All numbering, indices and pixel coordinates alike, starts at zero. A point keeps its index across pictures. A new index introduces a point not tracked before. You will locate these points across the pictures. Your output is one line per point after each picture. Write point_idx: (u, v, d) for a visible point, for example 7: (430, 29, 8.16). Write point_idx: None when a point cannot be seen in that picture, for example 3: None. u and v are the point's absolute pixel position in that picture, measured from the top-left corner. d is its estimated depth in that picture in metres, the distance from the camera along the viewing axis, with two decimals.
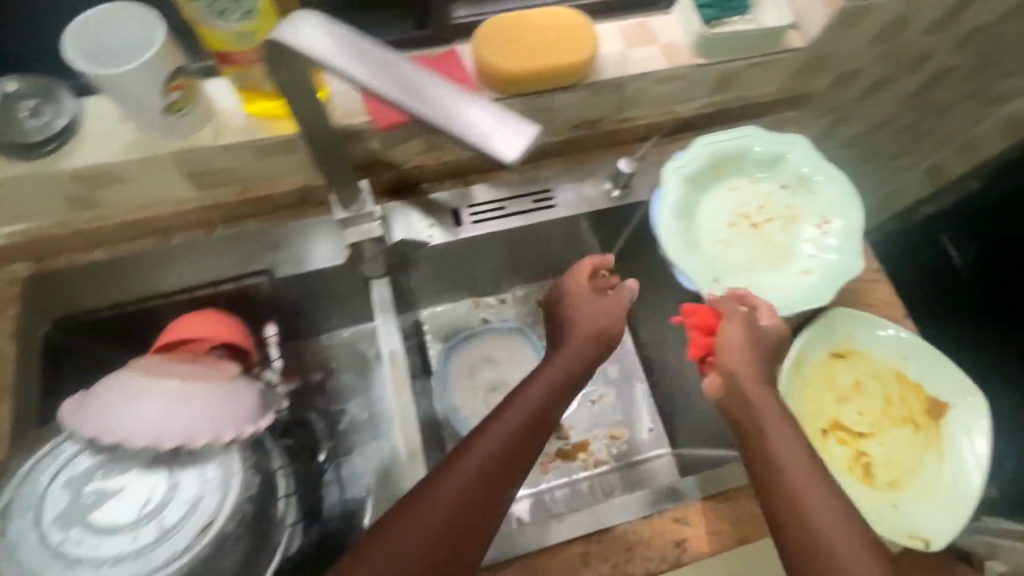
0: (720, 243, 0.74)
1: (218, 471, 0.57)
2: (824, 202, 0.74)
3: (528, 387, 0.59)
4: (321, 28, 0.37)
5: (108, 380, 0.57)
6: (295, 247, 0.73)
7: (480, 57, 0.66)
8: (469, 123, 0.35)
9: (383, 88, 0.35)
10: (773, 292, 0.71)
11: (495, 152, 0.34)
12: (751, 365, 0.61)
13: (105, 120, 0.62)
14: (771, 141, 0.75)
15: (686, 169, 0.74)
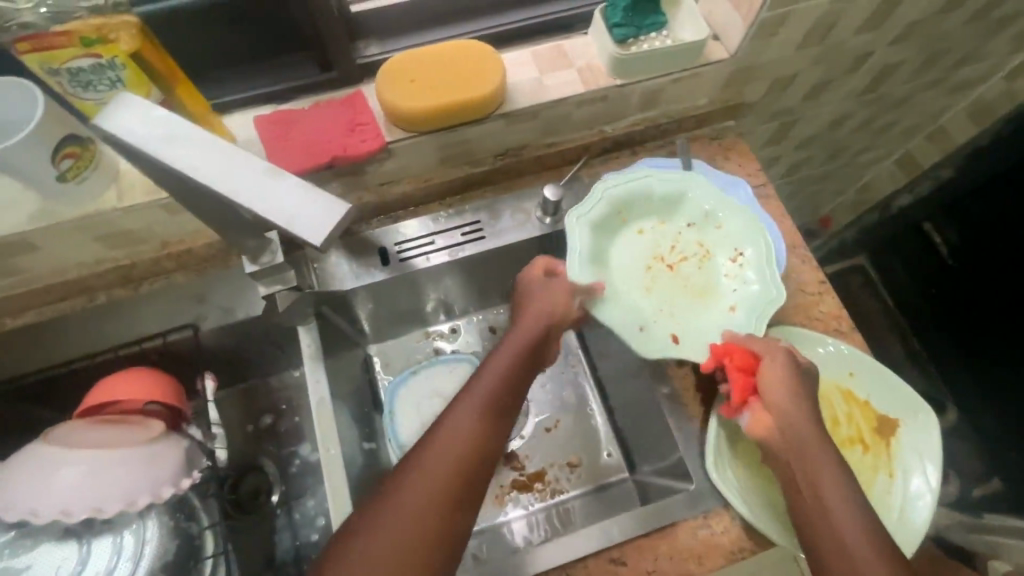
0: (639, 292, 0.69)
1: (133, 538, 0.57)
2: (732, 234, 0.70)
3: (461, 401, 0.57)
4: (136, 117, 0.37)
5: (23, 454, 0.56)
6: (220, 298, 0.72)
7: (382, 97, 0.64)
8: (285, 209, 0.37)
9: (199, 173, 0.38)
10: (708, 335, 0.67)
11: (301, 235, 0.37)
12: (798, 412, 0.57)
13: (9, 190, 0.62)
14: (668, 180, 0.72)
15: (589, 219, 0.70)
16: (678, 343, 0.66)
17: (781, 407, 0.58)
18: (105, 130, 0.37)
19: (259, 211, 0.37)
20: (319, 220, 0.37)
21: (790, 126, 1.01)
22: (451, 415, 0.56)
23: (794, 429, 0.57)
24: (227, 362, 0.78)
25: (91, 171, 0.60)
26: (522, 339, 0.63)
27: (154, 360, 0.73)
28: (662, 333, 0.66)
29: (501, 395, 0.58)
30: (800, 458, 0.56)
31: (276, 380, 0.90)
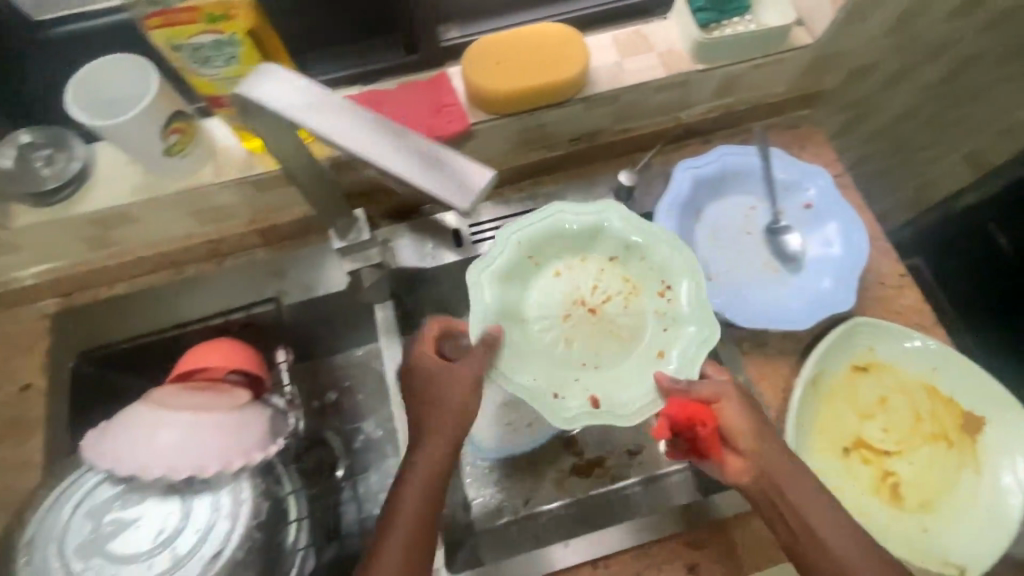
0: (559, 341, 0.60)
1: (229, 498, 0.58)
2: (658, 265, 0.61)
3: (405, 487, 0.54)
4: (283, 87, 0.41)
5: (126, 413, 0.58)
6: (300, 275, 0.75)
7: (468, 79, 0.65)
8: (427, 174, 0.37)
9: (346, 138, 0.39)
10: (625, 392, 0.57)
11: (445, 196, 0.37)
12: (771, 457, 0.56)
13: (114, 164, 0.65)
14: (580, 214, 0.62)
15: (495, 267, 0.59)
16: (597, 408, 0.55)
17: (755, 456, 0.56)
18: (258, 98, 0.41)
19: (402, 176, 0.37)
20: (459, 187, 0.37)
21: (860, 118, 0.98)
22: (401, 502, 0.54)
23: (770, 479, 0.55)
24: (301, 338, 0.81)
25: (192, 147, 0.62)
26: (453, 405, 0.56)
27: (236, 332, 0.75)
28: (577, 397, 0.57)
29: (444, 471, 0.55)
30: (787, 507, 0.55)
31: (341, 357, 0.92)
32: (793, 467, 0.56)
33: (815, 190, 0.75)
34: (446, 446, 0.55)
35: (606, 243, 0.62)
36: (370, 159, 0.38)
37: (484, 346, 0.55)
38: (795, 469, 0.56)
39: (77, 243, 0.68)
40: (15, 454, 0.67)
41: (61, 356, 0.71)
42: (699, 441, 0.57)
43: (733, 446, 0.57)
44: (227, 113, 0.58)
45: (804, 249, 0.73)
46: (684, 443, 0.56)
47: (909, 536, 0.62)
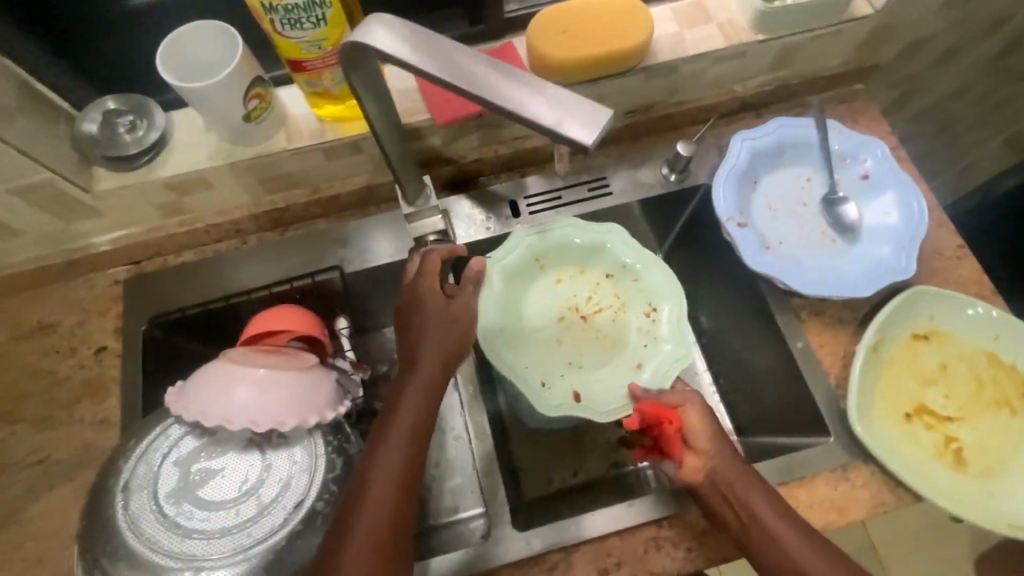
0: (553, 338, 0.72)
1: (306, 453, 0.59)
2: (647, 288, 0.73)
3: (403, 404, 0.56)
4: (396, 34, 0.42)
5: (203, 370, 0.59)
6: (361, 244, 0.76)
7: (533, 48, 0.67)
8: (545, 111, 0.37)
9: (461, 80, 0.39)
10: (607, 392, 0.68)
11: (565, 130, 0.36)
12: (724, 460, 0.60)
13: (190, 131, 0.67)
14: (587, 232, 0.73)
15: (505, 263, 0.71)
16: (577, 400, 0.66)
17: (711, 457, 0.61)
18: (373, 45, 0.42)
19: (520, 112, 0.37)
20: (578, 125, 0.36)
21: (908, 96, 0.98)
22: (397, 417, 0.55)
23: (721, 476, 0.60)
24: (359, 308, 0.82)
25: (268, 114, 0.65)
26: (450, 334, 0.58)
27: (298, 299, 0.77)
28: (561, 390, 0.68)
29: (436, 387, 0.57)
30: (736, 501, 0.59)
31: (389, 333, 0.87)
32: (743, 469, 0.60)
33: (871, 162, 0.75)
34: (440, 363, 0.57)
35: (608, 261, 0.74)
36: (483, 98, 0.39)
37: (474, 281, 0.60)
38: (745, 471, 0.60)
39: (154, 207, 0.70)
40: (93, 412, 0.69)
41: (133, 320, 0.73)
42: (664, 442, 0.62)
43: (691, 447, 0.62)
44: (304, 77, 0.61)
45: (862, 219, 0.74)
46: (652, 439, 0.62)
47: (975, 499, 0.62)
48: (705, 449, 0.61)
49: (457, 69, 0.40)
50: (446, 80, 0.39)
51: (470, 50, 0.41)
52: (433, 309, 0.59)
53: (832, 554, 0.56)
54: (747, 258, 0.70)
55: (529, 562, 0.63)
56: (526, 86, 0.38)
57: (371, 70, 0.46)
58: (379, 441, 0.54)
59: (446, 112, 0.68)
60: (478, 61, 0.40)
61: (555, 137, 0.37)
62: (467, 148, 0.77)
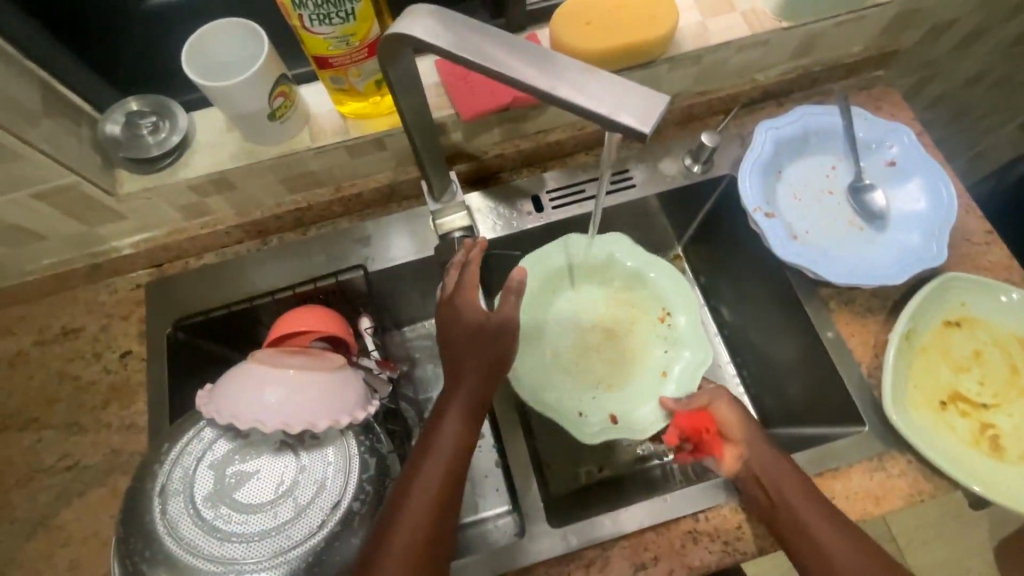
0: (578, 363, 0.74)
1: (339, 454, 0.58)
2: (661, 294, 0.75)
3: (447, 418, 0.57)
4: (439, 24, 0.41)
5: (233, 372, 0.59)
6: (382, 242, 0.76)
7: (557, 40, 0.66)
8: (601, 101, 0.36)
9: (509, 70, 0.39)
10: (641, 408, 0.71)
11: (624, 122, 0.36)
12: (760, 451, 0.61)
13: (213, 132, 0.67)
14: (601, 245, 0.75)
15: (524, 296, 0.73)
16: (615, 422, 0.69)
17: (746, 449, 0.62)
18: (416, 36, 0.41)
19: (576, 103, 0.37)
20: (636, 114, 0.36)
21: (926, 81, 0.98)
22: (441, 429, 0.56)
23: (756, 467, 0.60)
24: (380, 306, 0.82)
25: (291, 113, 0.64)
26: (490, 348, 0.58)
27: (321, 299, 0.76)
28: (598, 414, 0.70)
29: (476, 401, 0.58)
30: (770, 487, 0.59)
31: (409, 330, 0.88)
32: (780, 460, 0.60)
33: (897, 149, 0.75)
34: (481, 379, 0.58)
35: (619, 271, 0.76)
36: (530, 86, 0.38)
37: (515, 292, 0.58)
38: (782, 461, 0.60)
39: (177, 208, 0.70)
40: (120, 417, 0.69)
41: (158, 323, 0.72)
42: (704, 446, 0.65)
43: (731, 443, 0.63)
44: (329, 73, 0.60)
45: (889, 206, 0.73)
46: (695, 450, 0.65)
47: (1014, 486, 0.61)
48: (742, 441, 0.62)
49: (504, 61, 0.39)
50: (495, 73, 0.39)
51: (517, 39, 0.40)
52: (472, 322, 0.58)
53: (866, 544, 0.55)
54: (776, 248, 0.70)
55: (564, 559, 0.62)
56: (580, 77, 0.37)
57: (406, 62, 0.46)
58: (423, 453, 0.55)
59: (471, 106, 0.67)
60: (525, 51, 0.39)
61: (613, 128, 0.36)
62: (488, 143, 0.76)
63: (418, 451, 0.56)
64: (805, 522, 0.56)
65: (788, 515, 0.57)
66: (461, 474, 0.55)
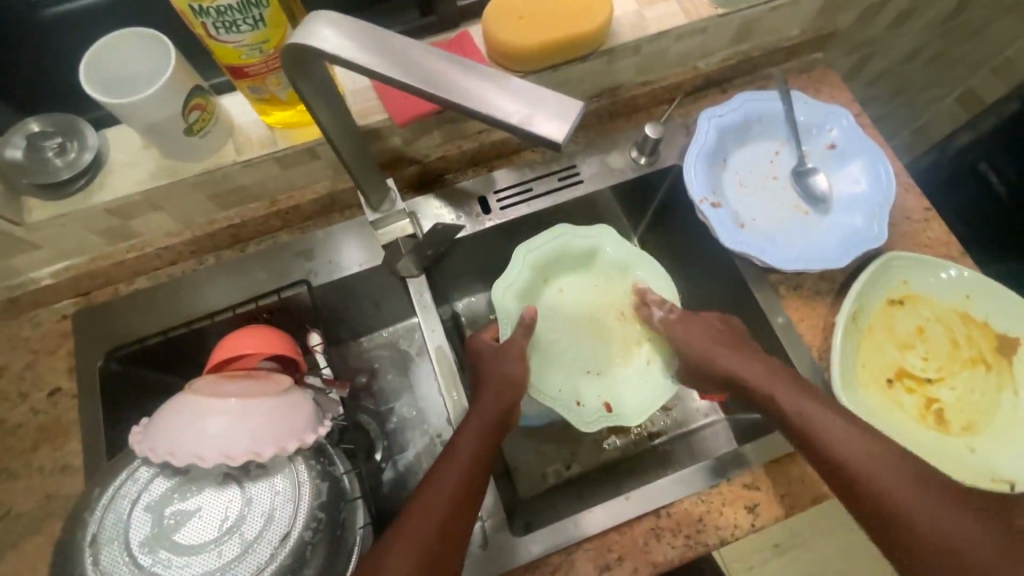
0: (566, 352, 0.73)
1: (287, 482, 0.55)
2: (644, 288, 0.75)
3: (462, 437, 0.59)
4: (345, 33, 0.39)
5: (169, 405, 0.55)
6: (327, 254, 0.73)
7: (491, 36, 0.64)
8: (514, 110, 0.35)
9: (420, 82, 0.37)
10: (630, 395, 0.71)
11: (538, 131, 0.34)
12: (781, 390, 0.61)
13: (129, 150, 0.63)
14: (584, 236, 0.74)
15: (513, 288, 0.71)
16: (611, 409, 0.69)
17: (766, 391, 0.62)
18: (317, 47, 0.39)
19: (490, 113, 0.35)
20: (551, 122, 0.34)
21: (867, 59, 0.99)
22: (460, 440, 0.59)
23: (746, 380, 0.64)
24: (331, 320, 0.79)
25: (211, 125, 0.60)
26: (507, 389, 0.64)
27: (265, 318, 0.72)
28: (593, 401, 0.70)
29: (494, 421, 0.61)
30: (799, 429, 0.58)
31: (365, 341, 0.85)
32: (799, 394, 0.60)
33: (838, 131, 0.75)
34: (501, 403, 0.63)
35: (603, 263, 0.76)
36: (443, 97, 0.37)
37: (525, 326, 0.67)
38: (802, 396, 0.60)
39: (98, 233, 0.66)
40: (53, 459, 0.65)
41: (88, 355, 0.68)
42: None
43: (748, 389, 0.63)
44: (247, 83, 0.57)
45: (832, 189, 0.74)
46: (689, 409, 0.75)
47: (958, 457, 0.64)
48: (756, 385, 0.63)
49: (412, 71, 0.37)
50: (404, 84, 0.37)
51: (427, 45, 0.38)
52: (497, 364, 0.66)
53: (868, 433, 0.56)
54: (723, 237, 0.69)
55: (530, 566, 0.62)
56: (495, 85, 0.36)
57: (318, 76, 0.43)
58: (437, 466, 0.57)
59: (404, 110, 0.65)
60: (437, 59, 0.38)
61: (528, 139, 0.35)
62: (431, 146, 0.73)
63: (435, 464, 0.58)
64: (840, 451, 0.55)
65: (819, 446, 0.56)
66: (476, 484, 0.56)
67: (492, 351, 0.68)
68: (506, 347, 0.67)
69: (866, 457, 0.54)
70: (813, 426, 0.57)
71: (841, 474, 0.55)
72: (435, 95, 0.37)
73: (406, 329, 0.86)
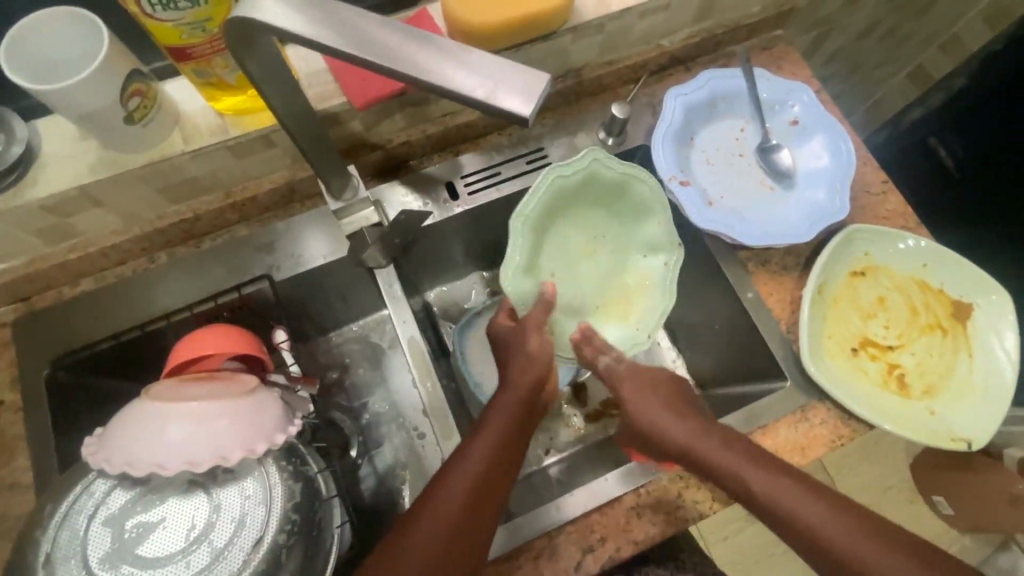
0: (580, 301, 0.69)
1: (258, 486, 0.53)
2: (633, 206, 0.68)
3: (491, 417, 0.58)
4: (291, 6, 0.37)
5: (127, 413, 0.52)
6: (287, 248, 0.70)
7: (450, 14, 0.62)
8: (479, 83, 0.34)
9: (376, 58, 0.35)
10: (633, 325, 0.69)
11: (506, 107, 0.33)
12: (712, 445, 0.58)
13: (63, 141, 0.58)
14: (568, 169, 0.63)
15: (518, 265, 0.63)
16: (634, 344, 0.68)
17: (701, 446, 0.58)
18: (260, 21, 0.36)
19: (456, 90, 0.34)
20: (519, 95, 0.33)
21: (824, 36, 1.01)
22: (483, 430, 0.57)
23: (692, 448, 0.59)
24: (296, 316, 0.76)
25: (154, 113, 0.56)
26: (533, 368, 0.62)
27: (226, 316, 0.68)
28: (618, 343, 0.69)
29: (520, 405, 0.60)
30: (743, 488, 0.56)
31: (335, 336, 0.83)
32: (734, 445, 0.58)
33: (799, 107, 0.76)
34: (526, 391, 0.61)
35: (592, 188, 0.66)
36: (401, 73, 0.35)
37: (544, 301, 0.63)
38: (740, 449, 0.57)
39: (34, 234, 0.61)
40: (1, 475, 0.61)
41: (32, 364, 0.64)
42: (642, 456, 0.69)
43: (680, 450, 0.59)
44: (191, 66, 0.54)
45: (795, 164, 0.75)
46: None
47: (919, 421, 0.66)
48: (691, 444, 0.59)
49: (367, 47, 0.35)
50: (358, 58, 0.35)
51: (383, 18, 0.36)
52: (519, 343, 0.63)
53: (840, 504, 0.53)
54: (691, 215, 0.70)
55: (513, 554, 0.61)
56: (456, 61, 0.34)
57: (266, 52, 0.40)
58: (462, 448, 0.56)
59: (363, 92, 0.62)
60: (395, 32, 0.36)
61: (497, 115, 0.33)
62: (394, 130, 0.71)
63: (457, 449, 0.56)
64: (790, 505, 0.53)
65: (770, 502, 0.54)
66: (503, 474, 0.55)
67: (509, 332, 0.65)
68: (524, 323, 0.63)
69: (842, 530, 0.51)
70: (791, 508, 0.53)
71: (833, 561, 0.51)
72: (394, 69, 0.35)
73: (377, 321, 0.84)
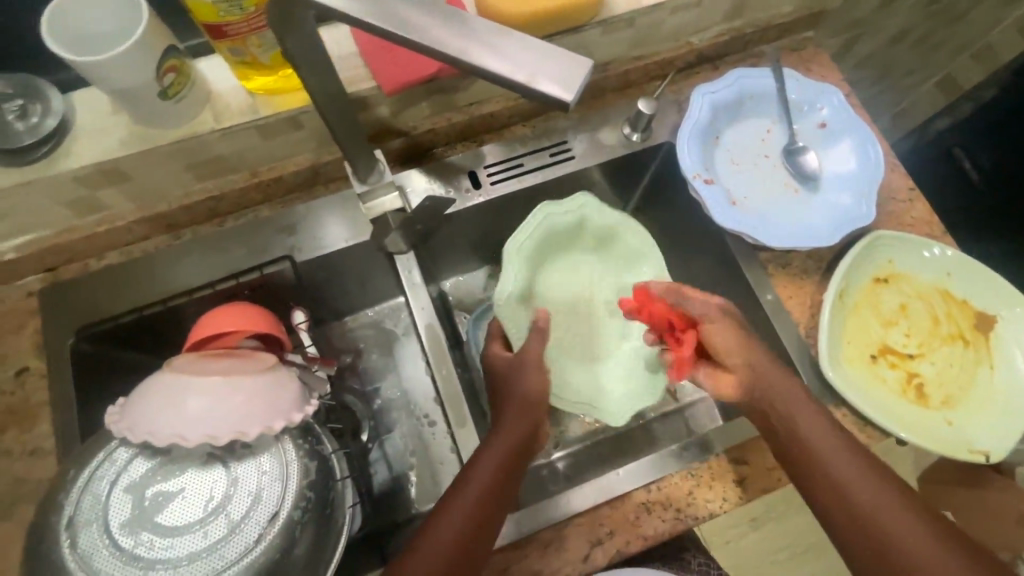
0: (573, 341, 0.74)
1: (274, 462, 0.53)
2: (625, 253, 0.75)
3: (490, 445, 0.57)
4: None
5: (150, 384, 0.52)
6: (308, 230, 0.70)
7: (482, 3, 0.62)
8: (520, 66, 0.34)
9: (419, 37, 0.35)
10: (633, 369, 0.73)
11: (546, 92, 0.33)
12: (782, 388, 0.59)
13: (96, 114, 0.59)
14: (564, 211, 0.71)
15: (513, 293, 0.69)
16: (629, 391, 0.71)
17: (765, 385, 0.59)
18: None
19: (496, 72, 0.34)
20: (560, 81, 0.33)
21: (855, 41, 1.00)
22: (479, 460, 0.55)
23: (762, 389, 0.59)
24: (315, 298, 0.77)
25: (186, 90, 0.57)
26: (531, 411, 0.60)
27: (246, 296, 0.69)
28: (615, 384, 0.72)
29: (524, 436, 0.58)
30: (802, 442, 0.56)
31: (350, 320, 0.83)
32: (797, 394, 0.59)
33: (828, 110, 0.76)
34: (527, 422, 0.59)
35: (590, 232, 0.74)
36: (443, 53, 0.35)
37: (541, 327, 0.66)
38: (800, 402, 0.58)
39: (65, 204, 0.62)
40: (24, 441, 0.63)
41: (56, 332, 0.65)
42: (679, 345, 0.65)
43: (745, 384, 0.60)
44: (226, 44, 0.54)
45: (821, 167, 0.74)
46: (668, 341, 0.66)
47: (937, 430, 0.66)
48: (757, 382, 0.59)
49: (410, 26, 0.36)
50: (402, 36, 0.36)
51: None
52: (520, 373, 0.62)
53: (889, 485, 0.54)
54: (714, 213, 0.69)
55: (521, 542, 0.62)
56: (497, 43, 0.34)
57: (308, 30, 0.40)
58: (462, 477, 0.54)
59: (393, 78, 0.62)
60: (438, 13, 0.36)
61: (536, 100, 0.33)
62: (419, 117, 0.71)
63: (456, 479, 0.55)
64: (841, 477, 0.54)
65: (823, 468, 0.55)
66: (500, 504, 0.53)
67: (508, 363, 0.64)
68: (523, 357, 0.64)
69: (889, 510, 0.52)
70: (847, 480, 0.54)
71: (869, 537, 0.51)
72: (436, 48, 0.35)
73: (392, 308, 0.84)
